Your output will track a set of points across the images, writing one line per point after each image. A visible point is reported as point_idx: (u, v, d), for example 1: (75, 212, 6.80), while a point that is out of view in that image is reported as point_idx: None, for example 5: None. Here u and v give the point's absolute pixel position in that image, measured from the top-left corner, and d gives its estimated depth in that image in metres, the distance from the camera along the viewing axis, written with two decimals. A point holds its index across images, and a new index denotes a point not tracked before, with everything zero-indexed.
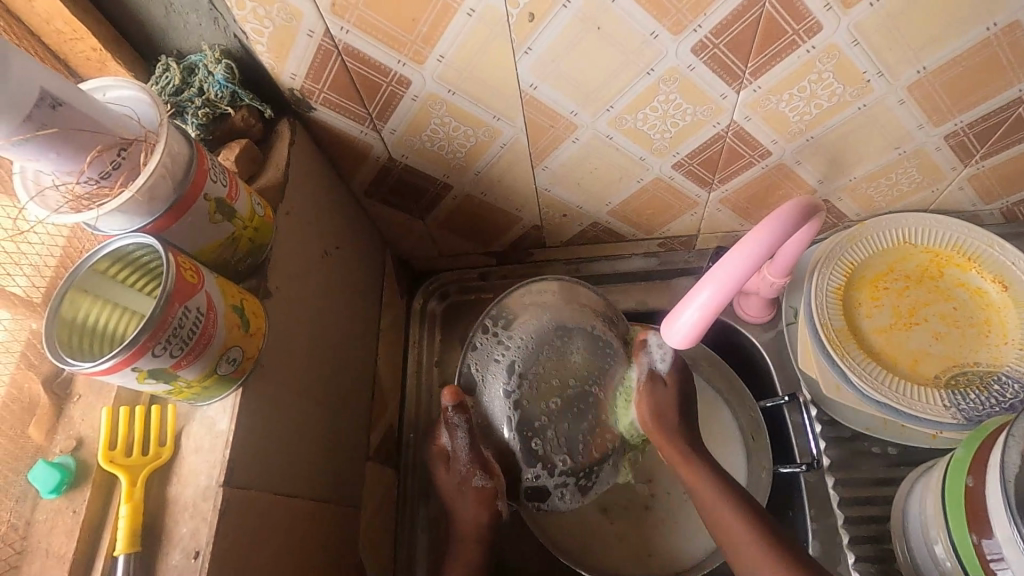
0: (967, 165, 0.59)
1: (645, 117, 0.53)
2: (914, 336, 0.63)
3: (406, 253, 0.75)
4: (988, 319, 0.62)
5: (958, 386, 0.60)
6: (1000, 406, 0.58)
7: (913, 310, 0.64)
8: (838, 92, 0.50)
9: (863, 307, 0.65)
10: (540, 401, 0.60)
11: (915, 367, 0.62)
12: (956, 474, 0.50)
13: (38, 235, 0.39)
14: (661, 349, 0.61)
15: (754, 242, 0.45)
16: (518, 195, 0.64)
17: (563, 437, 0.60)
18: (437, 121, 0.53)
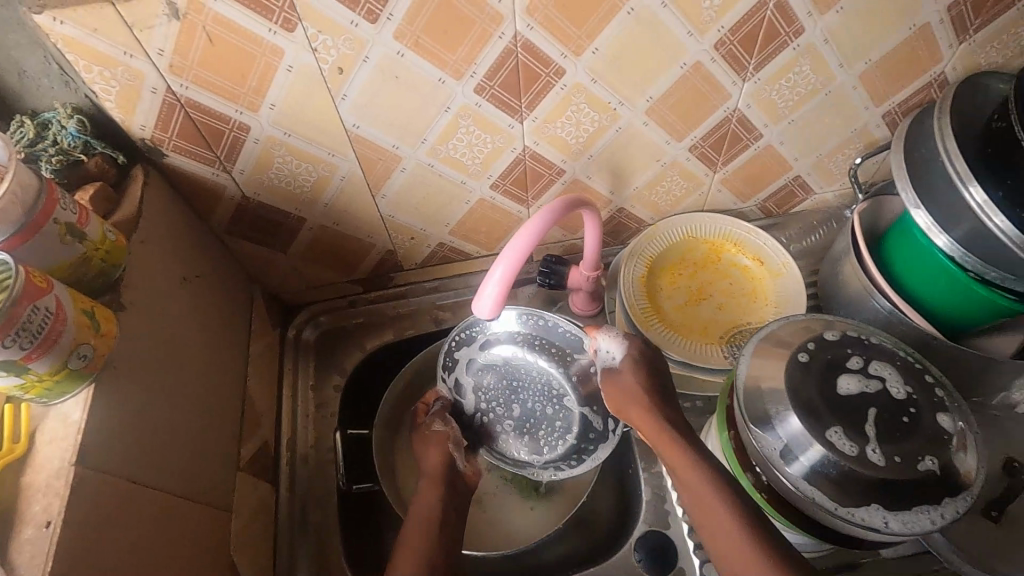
0: (715, 171, 0.78)
1: (455, 147, 0.66)
2: (703, 307, 0.79)
3: (275, 287, 0.82)
4: (754, 289, 0.79)
5: (736, 341, 0.76)
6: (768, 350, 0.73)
7: (701, 288, 0.80)
8: (596, 119, 0.66)
9: (663, 290, 0.80)
10: (503, 415, 0.78)
11: (704, 332, 0.77)
12: (721, 402, 0.64)
13: None
14: (611, 335, 0.70)
15: (533, 223, 0.56)
16: (366, 223, 0.74)
17: (530, 439, 0.78)
18: (280, 160, 0.63)
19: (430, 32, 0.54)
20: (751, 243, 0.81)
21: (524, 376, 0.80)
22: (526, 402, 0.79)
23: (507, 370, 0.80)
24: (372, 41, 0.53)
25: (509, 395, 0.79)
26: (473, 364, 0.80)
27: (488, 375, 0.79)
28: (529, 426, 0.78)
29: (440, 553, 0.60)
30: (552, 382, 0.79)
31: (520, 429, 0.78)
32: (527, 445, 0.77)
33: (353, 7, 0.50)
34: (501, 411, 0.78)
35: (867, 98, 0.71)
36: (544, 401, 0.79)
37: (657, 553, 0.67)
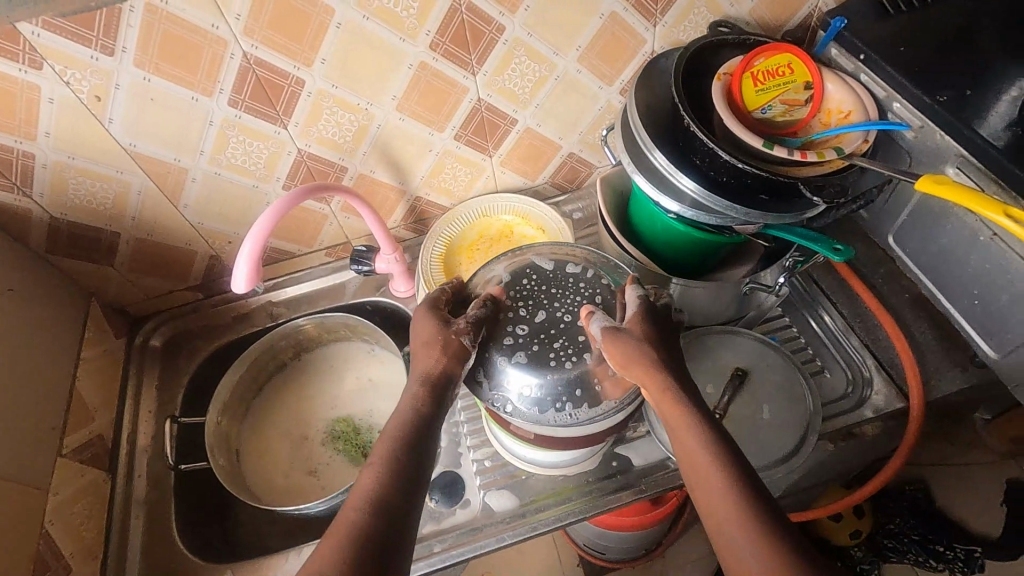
0: (490, 155, 0.89)
1: (233, 155, 0.76)
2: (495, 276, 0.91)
3: (116, 300, 0.90)
4: None
5: None
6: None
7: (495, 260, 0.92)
8: (353, 119, 0.77)
9: (463, 265, 0.92)
10: (521, 332, 0.63)
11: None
12: None
13: None
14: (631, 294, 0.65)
15: (279, 203, 0.66)
16: (178, 231, 0.83)
17: (538, 349, 0.63)
18: (73, 181, 0.73)
19: (166, 58, 0.64)
20: (535, 214, 0.94)
21: (576, 289, 0.67)
22: (555, 315, 0.65)
23: (554, 287, 0.67)
24: (117, 71, 0.64)
25: (541, 297, 0.66)
26: (516, 270, 0.69)
27: (520, 278, 0.68)
28: (545, 337, 0.63)
29: (415, 464, 0.54)
30: (587, 303, 0.66)
31: (535, 335, 0.63)
32: (532, 355, 0.62)
33: (87, 45, 0.61)
34: (522, 326, 0.64)
35: (596, 79, 0.83)
36: (573, 322, 0.64)
37: (446, 489, 0.76)
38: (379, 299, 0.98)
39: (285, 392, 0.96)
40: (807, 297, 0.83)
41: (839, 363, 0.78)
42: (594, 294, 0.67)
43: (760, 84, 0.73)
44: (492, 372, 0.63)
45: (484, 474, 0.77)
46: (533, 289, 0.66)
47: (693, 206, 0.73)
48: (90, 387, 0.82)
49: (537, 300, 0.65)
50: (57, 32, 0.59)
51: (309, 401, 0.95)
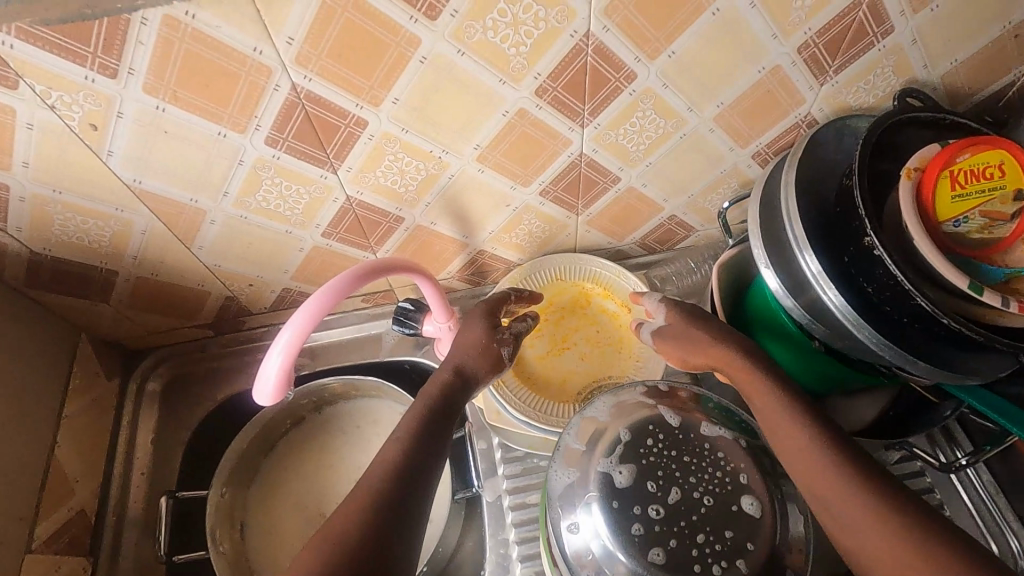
0: (577, 214, 0.72)
1: (265, 198, 0.60)
2: (566, 358, 0.76)
3: (111, 335, 0.76)
4: (621, 338, 0.77)
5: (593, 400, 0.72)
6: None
7: (566, 336, 0.77)
8: (421, 167, 0.60)
9: (528, 339, 0.76)
10: (653, 513, 0.47)
11: (564, 398, 0.73)
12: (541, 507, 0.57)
13: None
14: (653, 301, 0.65)
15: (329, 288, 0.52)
16: (190, 272, 0.68)
17: (676, 545, 0.46)
18: (58, 216, 0.57)
19: (187, 85, 0.47)
20: (620, 287, 0.77)
21: (720, 461, 0.50)
22: (695, 500, 0.48)
23: (689, 459, 0.50)
24: (119, 97, 0.47)
25: (673, 471, 0.49)
26: (638, 421, 0.53)
27: (641, 439, 0.51)
28: (684, 529, 0.46)
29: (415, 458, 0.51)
30: (735, 483, 0.49)
31: (671, 526, 0.47)
32: (670, 553, 0.46)
33: (80, 64, 0.44)
34: (653, 506, 0.47)
35: (728, 139, 0.65)
36: (720, 513, 0.47)
37: None
38: (419, 359, 0.82)
39: (301, 454, 0.82)
40: (944, 433, 0.67)
41: (982, 534, 0.64)
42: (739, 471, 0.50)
43: (963, 187, 0.54)
44: (608, 562, 0.46)
45: None
46: (662, 459, 0.50)
47: (848, 344, 0.56)
48: (71, 450, 0.68)
49: (671, 475, 0.49)
50: (35, 44, 0.42)
51: (327, 472, 0.81)
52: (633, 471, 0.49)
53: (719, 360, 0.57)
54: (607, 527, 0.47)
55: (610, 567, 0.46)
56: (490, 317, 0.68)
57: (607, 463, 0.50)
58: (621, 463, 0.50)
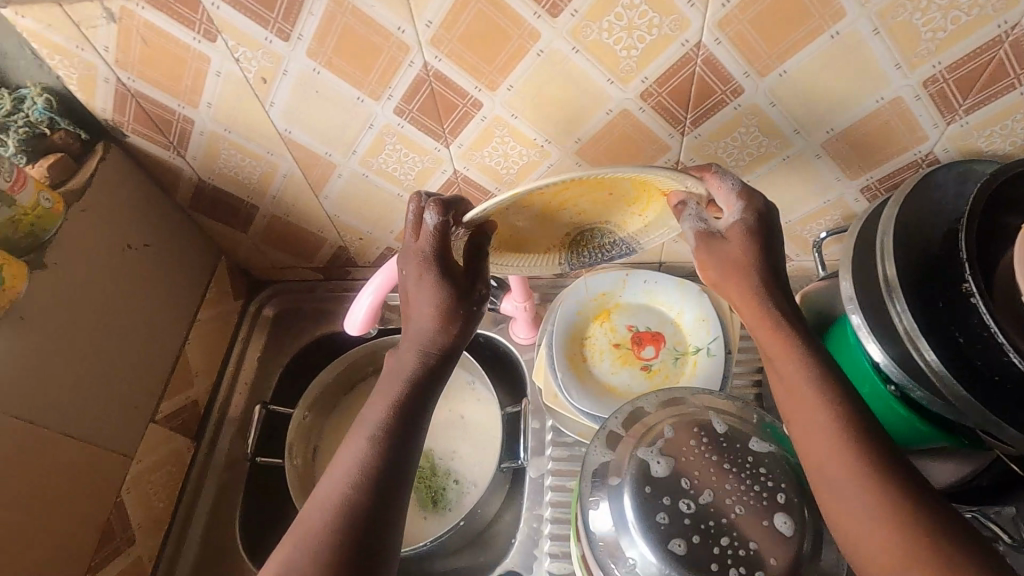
0: None
1: (385, 161, 0.68)
2: (557, 222, 0.58)
3: (243, 263, 0.89)
4: (643, 197, 0.55)
5: (579, 249, 0.63)
6: (602, 258, 0.65)
7: (565, 203, 0.54)
8: (524, 153, 0.65)
9: (511, 212, 0.53)
10: (682, 507, 0.48)
11: (546, 249, 0.62)
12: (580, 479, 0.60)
13: None
14: (725, 190, 0.52)
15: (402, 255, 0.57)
16: (315, 218, 0.78)
17: (698, 542, 0.46)
18: (225, 152, 0.68)
19: (340, 52, 0.56)
20: (671, 181, 0.50)
21: (762, 474, 0.50)
22: (727, 505, 0.48)
23: (731, 466, 0.50)
24: (288, 56, 0.56)
25: (710, 472, 0.50)
26: (686, 420, 0.53)
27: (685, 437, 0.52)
28: (710, 528, 0.47)
29: None
30: (773, 499, 0.48)
31: (697, 522, 0.47)
32: (691, 548, 0.46)
33: (264, 26, 0.53)
34: (682, 500, 0.48)
35: (835, 167, 0.64)
36: (751, 523, 0.47)
37: None
38: (493, 335, 0.87)
39: None
40: None
41: None
42: (778, 488, 0.49)
43: None
44: (628, 542, 0.48)
45: None
46: (703, 459, 0.50)
47: (933, 395, 0.53)
48: (196, 348, 0.80)
49: (708, 476, 0.49)
50: (236, 7, 0.52)
51: None
52: (671, 463, 0.50)
53: (748, 306, 0.52)
54: (633, 507, 0.48)
55: (630, 546, 0.48)
56: (444, 257, 0.52)
57: (647, 450, 0.51)
58: (660, 454, 0.51)
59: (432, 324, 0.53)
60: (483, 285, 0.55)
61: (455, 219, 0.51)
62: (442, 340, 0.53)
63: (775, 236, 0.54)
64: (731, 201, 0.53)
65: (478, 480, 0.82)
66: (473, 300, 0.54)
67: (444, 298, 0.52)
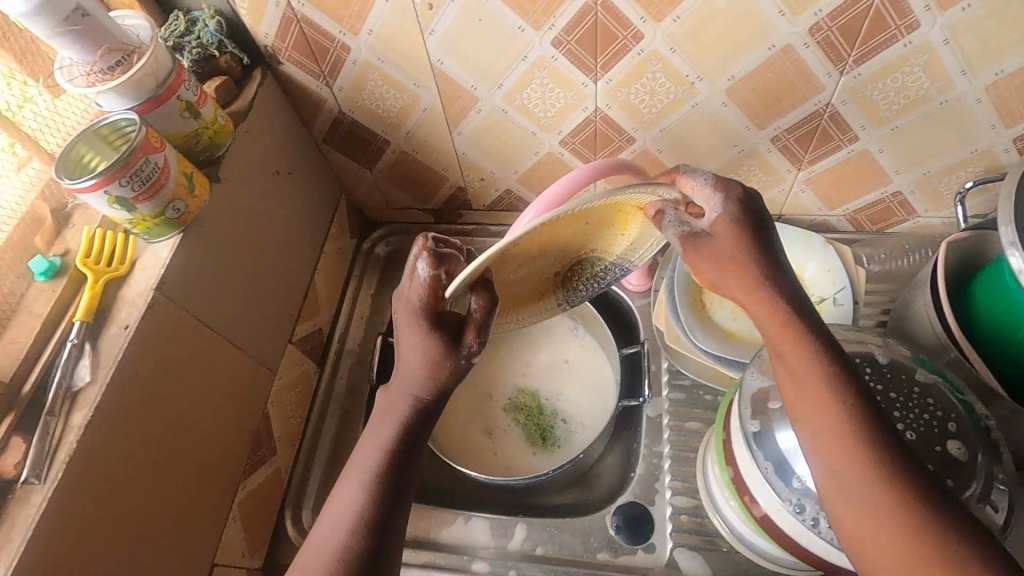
0: (799, 169, 0.73)
1: (529, 97, 0.69)
2: (536, 266, 0.55)
3: (360, 201, 0.91)
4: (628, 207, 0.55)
5: (575, 283, 0.62)
6: (597, 287, 0.64)
7: (547, 247, 0.52)
8: (672, 91, 0.66)
9: (496, 269, 0.51)
10: None
11: (538, 292, 0.60)
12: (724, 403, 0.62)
13: (80, 110, 0.59)
14: (698, 183, 0.52)
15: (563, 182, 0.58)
16: (443, 155, 0.80)
17: None
18: (372, 83, 0.70)
19: None
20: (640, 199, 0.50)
21: (931, 405, 0.50)
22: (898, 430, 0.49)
23: (898, 395, 0.51)
24: None
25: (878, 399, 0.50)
26: (847, 351, 0.54)
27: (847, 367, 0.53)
28: None
29: None
30: (945, 427, 0.49)
31: None
32: None
33: None
34: None
35: (994, 114, 0.63)
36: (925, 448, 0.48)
37: (634, 523, 0.69)
38: None
39: None
40: None
41: None
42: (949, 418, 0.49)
43: None
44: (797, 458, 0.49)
45: (678, 525, 0.68)
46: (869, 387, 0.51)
47: None
48: (322, 278, 0.83)
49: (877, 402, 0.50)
50: None
51: (501, 359, 0.91)
52: None
53: (745, 294, 0.49)
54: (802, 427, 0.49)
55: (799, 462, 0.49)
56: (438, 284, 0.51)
57: None
58: None
59: (424, 367, 0.51)
60: (475, 337, 0.51)
61: (446, 272, 0.51)
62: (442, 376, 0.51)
63: (767, 224, 0.52)
64: (709, 196, 0.52)
65: (585, 419, 0.85)
66: (450, 317, 0.52)
67: (441, 348, 0.51)
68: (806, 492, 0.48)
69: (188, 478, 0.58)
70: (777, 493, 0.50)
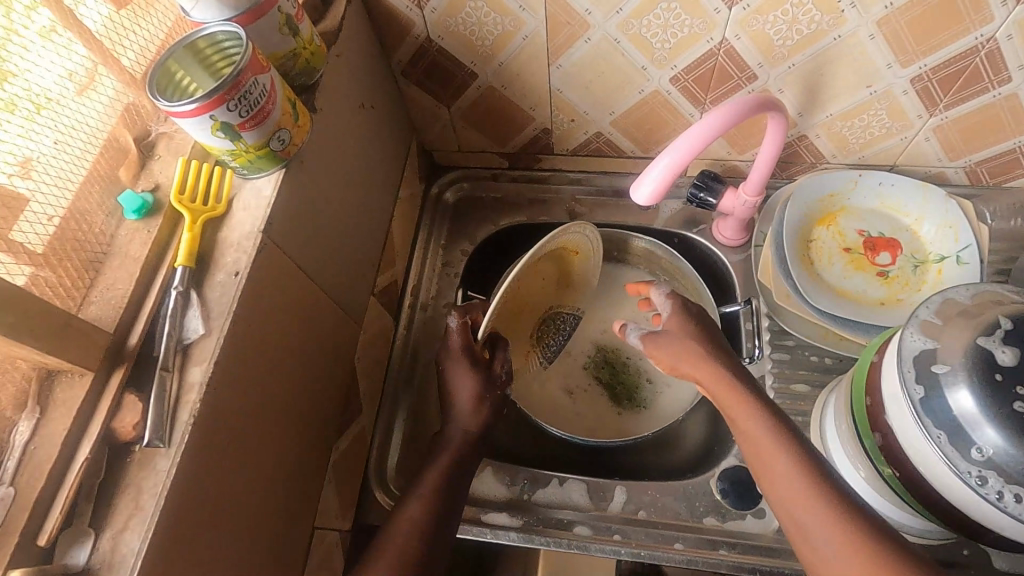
0: (931, 115, 0.67)
1: (649, 24, 0.61)
2: (523, 316, 0.80)
3: (430, 143, 0.84)
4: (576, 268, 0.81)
5: (545, 334, 0.82)
6: (563, 341, 0.84)
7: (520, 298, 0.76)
8: (817, 20, 0.58)
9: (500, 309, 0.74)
10: None
11: (525, 352, 0.81)
12: (864, 360, 0.59)
13: (157, 21, 0.51)
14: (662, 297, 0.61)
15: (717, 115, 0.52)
16: (534, 92, 0.72)
17: None
18: (471, 5, 0.62)
19: None
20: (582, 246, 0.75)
21: None
22: None
23: None
24: None
25: None
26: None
27: None
28: None
29: None
30: None
31: None
32: None
33: None
34: None
35: None
36: None
37: (741, 488, 0.67)
38: (690, 237, 0.82)
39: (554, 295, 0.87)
40: None
41: None
42: None
43: None
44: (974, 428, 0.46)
45: None
46: None
47: None
48: (396, 227, 0.77)
49: None
50: None
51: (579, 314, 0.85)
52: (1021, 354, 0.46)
53: (705, 374, 0.54)
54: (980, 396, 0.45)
55: (975, 433, 0.45)
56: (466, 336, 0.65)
57: (990, 339, 0.47)
58: (1004, 344, 0.46)
59: (468, 410, 0.62)
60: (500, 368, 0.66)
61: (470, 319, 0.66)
62: (477, 421, 0.63)
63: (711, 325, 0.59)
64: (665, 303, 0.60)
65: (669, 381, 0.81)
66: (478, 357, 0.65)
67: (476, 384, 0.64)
68: (985, 463, 0.45)
69: (291, 438, 0.53)
70: (948, 464, 0.47)
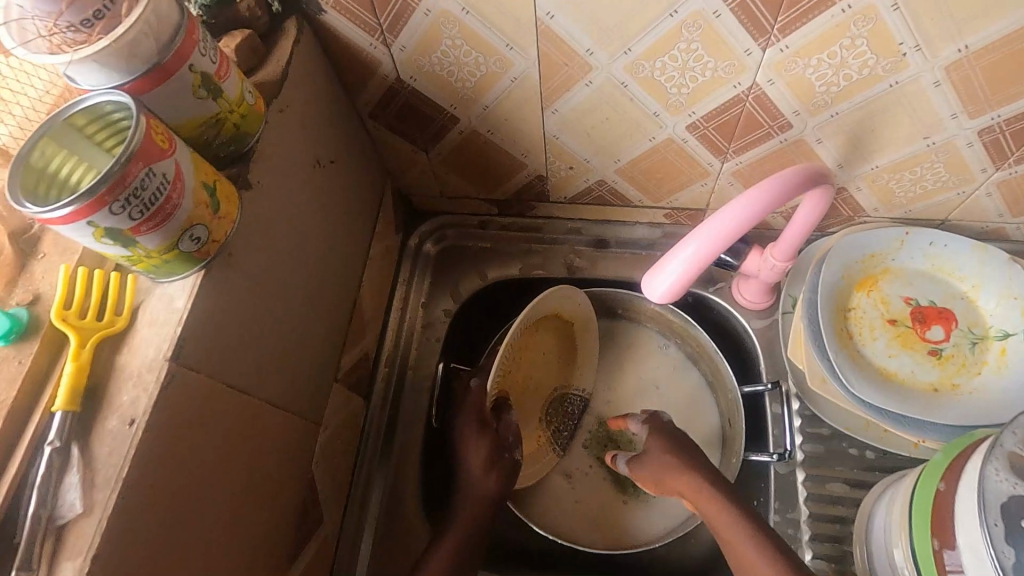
0: (998, 169, 0.56)
1: (664, 67, 0.50)
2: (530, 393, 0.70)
3: (408, 188, 0.74)
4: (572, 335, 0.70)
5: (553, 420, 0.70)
6: (571, 423, 0.71)
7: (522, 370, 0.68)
8: (870, 63, 0.47)
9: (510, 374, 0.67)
10: None
11: (536, 439, 0.69)
12: (928, 479, 0.49)
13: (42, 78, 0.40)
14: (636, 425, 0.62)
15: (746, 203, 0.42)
16: (526, 138, 0.62)
17: None
18: (446, 42, 0.51)
19: None
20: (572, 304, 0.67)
21: None
22: None
23: None
24: None
25: None
26: None
27: None
28: None
29: None
30: None
31: None
32: None
33: None
34: None
35: None
36: None
37: None
38: (706, 296, 0.71)
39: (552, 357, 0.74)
40: None
41: None
42: None
43: None
44: None
45: None
46: None
47: None
48: (367, 292, 0.67)
49: None
50: None
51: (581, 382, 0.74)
52: None
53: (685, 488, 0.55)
54: None
55: None
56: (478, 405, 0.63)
57: None
58: None
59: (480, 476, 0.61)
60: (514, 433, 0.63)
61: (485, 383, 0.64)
62: (492, 486, 0.61)
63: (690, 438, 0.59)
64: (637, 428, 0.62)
65: None
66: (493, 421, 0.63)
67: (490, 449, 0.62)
68: None
69: None
70: None
